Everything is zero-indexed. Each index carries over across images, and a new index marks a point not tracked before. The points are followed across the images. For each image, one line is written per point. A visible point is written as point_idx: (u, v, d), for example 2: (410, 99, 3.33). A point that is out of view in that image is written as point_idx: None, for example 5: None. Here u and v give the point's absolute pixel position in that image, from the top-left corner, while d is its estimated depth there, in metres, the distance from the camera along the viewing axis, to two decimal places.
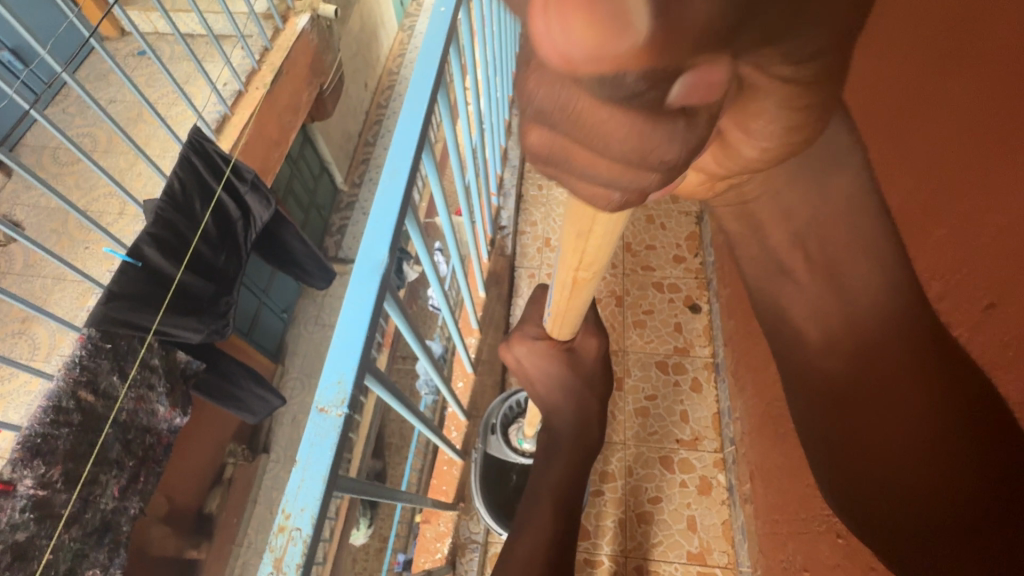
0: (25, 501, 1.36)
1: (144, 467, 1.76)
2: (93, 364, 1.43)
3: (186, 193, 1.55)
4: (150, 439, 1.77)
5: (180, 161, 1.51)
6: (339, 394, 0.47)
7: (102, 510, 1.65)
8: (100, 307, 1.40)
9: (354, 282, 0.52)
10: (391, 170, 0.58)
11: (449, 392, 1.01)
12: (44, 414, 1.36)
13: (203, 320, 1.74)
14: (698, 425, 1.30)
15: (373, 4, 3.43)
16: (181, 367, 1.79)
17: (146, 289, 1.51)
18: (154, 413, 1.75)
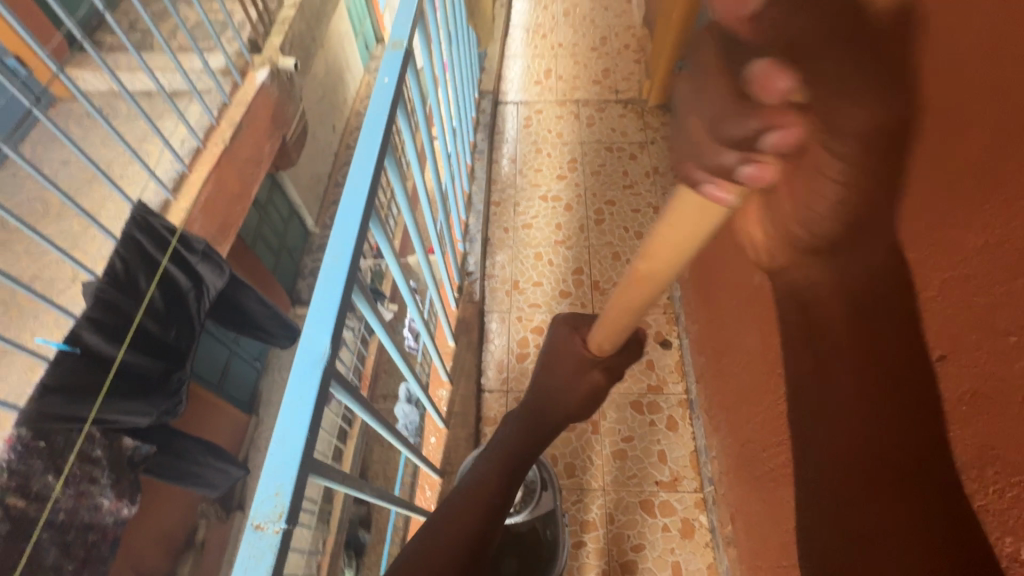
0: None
1: (88, 568, 1.69)
2: (25, 467, 1.42)
3: (129, 270, 1.56)
4: (93, 537, 1.70)
5: (123, 238, 1.50)
6: (276, 507, 0.44)
7: None
8: (31, 404, 1.39)
9: (294, 376, 0.50)
10: (334, 252, 0.58)
11: (417, 457, 0.98)
12: None
13: (152, 403, 1.70)
14: (676, 465, 1.28)
15: (337, 49, 3.47)
16: (128, 454, 1.72)
17: (81, 374, 1.48)
18: (97, 508, 1.70)
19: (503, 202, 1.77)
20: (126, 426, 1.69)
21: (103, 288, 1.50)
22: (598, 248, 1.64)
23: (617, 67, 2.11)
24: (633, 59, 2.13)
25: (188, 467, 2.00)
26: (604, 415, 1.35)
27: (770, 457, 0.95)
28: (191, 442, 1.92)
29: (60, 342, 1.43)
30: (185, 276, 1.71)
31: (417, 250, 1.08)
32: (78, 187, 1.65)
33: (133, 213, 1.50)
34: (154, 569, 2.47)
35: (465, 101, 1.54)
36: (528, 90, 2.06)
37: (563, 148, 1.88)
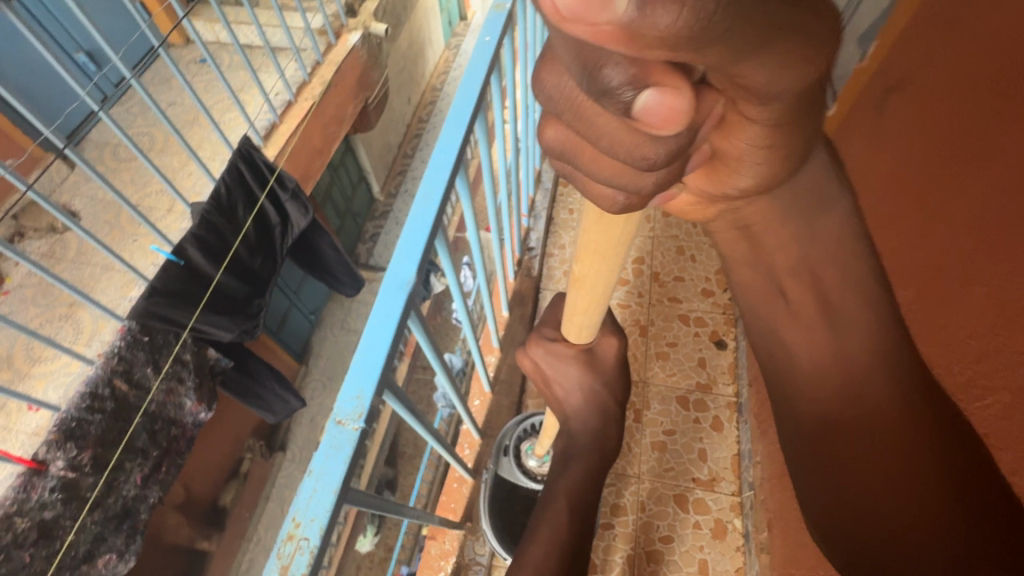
0: (55, 481, 1.42)
1: (167, 458, 1.82)
2: (131, 355, 1.52)
3: (231, 198, 1.67)
4: (175, 432, 1.83)
5: (228, 167, 1.62)
6: (356, 407, 0.48)
7: (124, 496, 1.70)
8: (142, 303, 1.50)
9: (382, 296, 0.53)
10: (425, 192, 0.60)
11: (463, 410, 1.03)
12: (81, 399, 1.43)
13: (235, 321, 1.86)
14: (716, 465, 1.26)
15: (422, 25, 3.56)
16: (210, 363, 1.87)
17: (182, 286, 1.59)
18: (181, 407, 1.82)
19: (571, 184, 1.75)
20: (211, 339, 1.83)
21: (209, 211, 1.61)
22: (662, 239, 1.59)
23: None
24: None
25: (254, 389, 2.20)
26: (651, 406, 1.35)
27: None
28: (262, 367, 2.14)
29: (169, 252, 1.55)
30: (275, 212, 1.90)
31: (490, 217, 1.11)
32: (182, 126, 1.79)
33: (240, 146, 1.61)
34: (203, 491, 2.64)
35: None
36: None
37: None
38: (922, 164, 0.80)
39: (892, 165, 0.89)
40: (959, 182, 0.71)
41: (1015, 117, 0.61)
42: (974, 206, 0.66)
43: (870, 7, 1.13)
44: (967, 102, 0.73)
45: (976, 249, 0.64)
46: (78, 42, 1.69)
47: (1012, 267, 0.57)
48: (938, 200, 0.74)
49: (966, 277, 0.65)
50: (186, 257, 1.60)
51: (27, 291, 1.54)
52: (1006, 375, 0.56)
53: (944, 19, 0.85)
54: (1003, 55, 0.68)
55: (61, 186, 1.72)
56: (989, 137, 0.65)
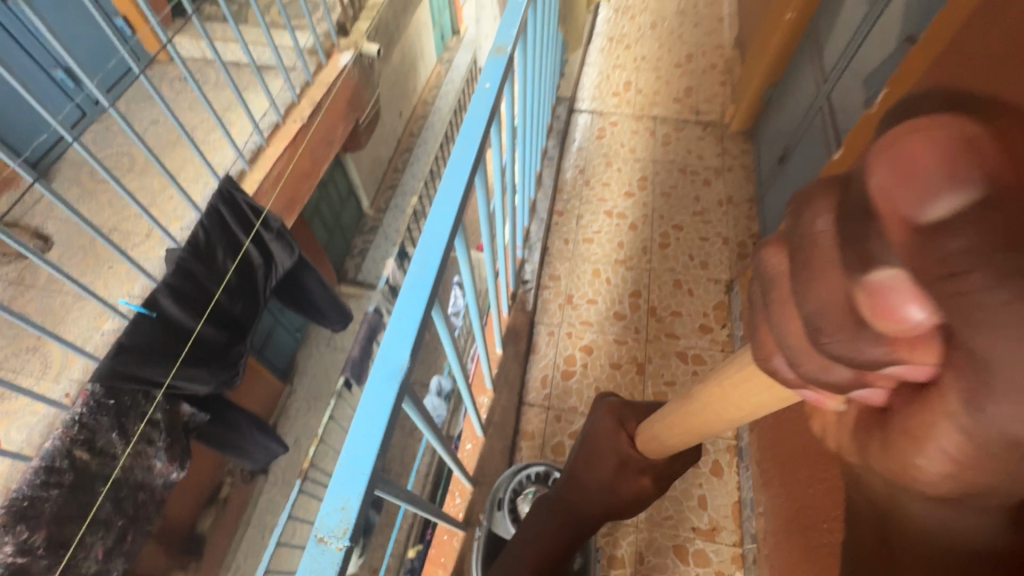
0: (2, 568, 1.34)
1: (133, 525, 1.73)
2: (93, 422, 1.43)
3: (210, 243, 1.60)
4: (143, 496, 1.73)
5: (207, 209, 1.55)
6: (341, 522, 0.42)
7: (84, 573, 1.60)
8: (107, 362, 1.40)
9: (372, 383, 0.48)
10: (420, 260, 0.55)
11: (455, 460, 0.97)
12: (34, 476, 1.35)
13: (212, 371, 1.76)
14: (717, 513, 1.22)
15: (415, 39, 3.53)
16: (184, 419, 1.76)
17: (154, 338, 1.50)
18: (150, 469, 1.72)
19: (566, 212, 1.70)
20: (187, 394, 1.73)
21: (185, 257, 1.53)
22: (659, 272, 1.57)
23: (701, 86, 2.04)
24: (718, 82, 2.04)
25: (233, 438, 2.10)
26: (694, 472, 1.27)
27: (829, 529, 0.87)
28: (240, 416, 2.04)
29: (140, 306, 1.46)
30: (260, 253, 1.78)
31: (484, 232, 1.04)
32: (163, 147, 1.72)
33: (220, 188, 1.53)
34: (180, 519, 2.53)
35: (544, 103, 1.50)
36: (604, 100, 1.98)
37: (635, 165, 1.80)
38: None
39: None
40: None
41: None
42: None
43: (876, 48, 1.13)
44: None
45: None
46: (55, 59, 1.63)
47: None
48: None
49: None
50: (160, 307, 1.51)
51: None
52: None
53: None
54: None
55: (33, 208, 1.64)
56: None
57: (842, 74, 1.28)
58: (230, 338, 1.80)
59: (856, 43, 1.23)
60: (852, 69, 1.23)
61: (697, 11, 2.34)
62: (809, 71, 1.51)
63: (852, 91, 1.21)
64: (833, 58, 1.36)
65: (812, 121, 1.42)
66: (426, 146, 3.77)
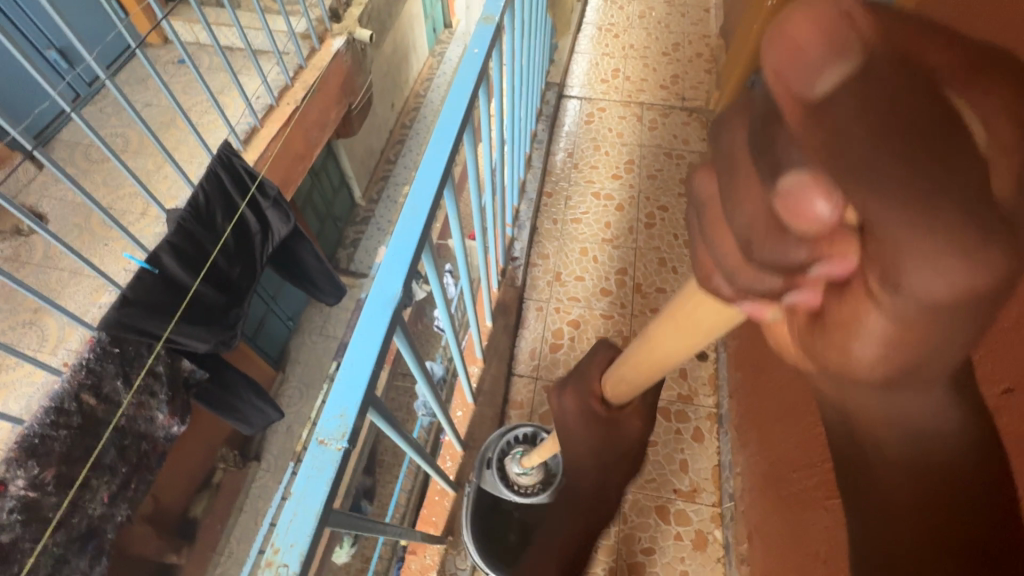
0: (15, 501, 1.38)
1: (136, 473, 1.77)
2: (100, 367, 1.46)
3: (209, 206, 1.64)
4: (146, 446, 1.78)
5: (207, 173, 1.59)
6: (339, 427, 0.47)
7: (90, 515, 1.65)
8: (113, 314, 1.44)
9: (367, 311, 0.52)
10: (412, 206, 0.59)
11: (445, 418, 1.00)
12: (44, 414, 1.37)
13: (212, 331, 1.82)
14: (697, 476, 1.27)
15: (407, 30, 3.56)
16: (184, 375, 1.82)
17: (156, 295, 1.55)
18: (152, 420, 1.77)
19: (555, 194, 1.74)
20: (186, 350, 1.79)
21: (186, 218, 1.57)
22: (645, 251, 1.62)
23: (687, 74, 2.09)
24: (702, 71, 2.10)
25: (231, 402, 2.15)
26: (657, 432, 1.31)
27: (799, 478, 0.92)
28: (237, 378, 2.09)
29: (143, 261, 1.50)
30: (255, 218, 1.86)
31: (476, 224, 1.11)
32: (157, 128, 1.74)
33: (220, 153, 1.59)
34: (174, 502, 2.55)
35: (533, 88, 1.54)
36: (592, 87, 2.03)
37: (622, 149, 1.84)
38: None
39: None
40: None
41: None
42: None
43: None
44: None
45: None
46: (49, 39, 1.64)
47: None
48: None
49: None
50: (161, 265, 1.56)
51: None
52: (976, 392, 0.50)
53: None
54: None
55: (28, 186, 1.66)
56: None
57: None
58: (228, 300, 1.89)
59: None
60: None
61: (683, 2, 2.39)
62: None
63: None
64: None
65: None
66: (418, 137, 3.80)
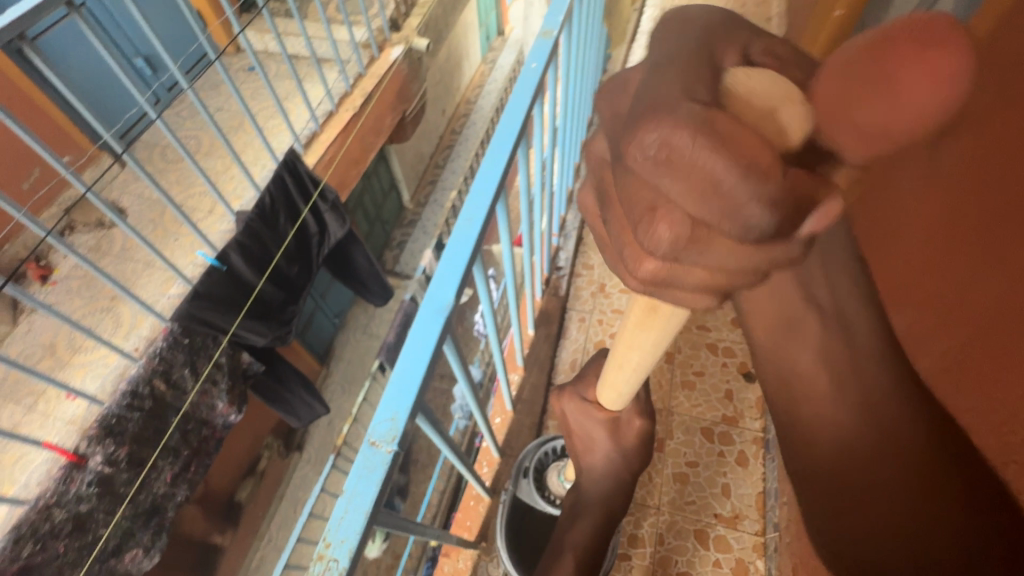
0: (93, 475, 1.47)
1: (196, 458, 1.88)
2: (170, 357, 1.58)
3: (274, 207, 1.73)
4: (206, 433, 1.88)
5: (273, 177, 1.69)
6: (390, 430, 0.48)
7: (154, 493, 1.75)
8: (185, 306, 1.56)
9: (420, 319, 0.54)
10: (467, 215, 0.60)
11: (484, 422, 1.01)
12: (122, 398, 1.48)
13: (270, 327, 1.96)
14: (740, 502, 1.22)
15: (461, 39, 3.63)
16: (243, 369, 1.93)
17: (223, 291, 1.66)
18: (213, 408, 1.87)
19: None
20: (246, 343, 1.91)
21: (253, 219, 1.67)
22: None
23: None
24: None
25: (282, 395, 2.26)
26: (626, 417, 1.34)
27: None
28: (289, 371, 2.20)
29: (214, 258, 1.60)
30: (316, 224, 1.98)
31: (523, 232, 1.11)
32: (227, 131, 1.86)
33: (286, 158, 1.68)
34: (221, 486, 2.67)
35: (585, 98, 1.54)
36: None
37: None
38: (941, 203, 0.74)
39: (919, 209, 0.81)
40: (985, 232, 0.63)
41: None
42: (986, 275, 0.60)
43: None
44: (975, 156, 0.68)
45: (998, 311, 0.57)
46: (137, 48, 1.79)
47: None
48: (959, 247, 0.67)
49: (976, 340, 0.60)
50: (229, 262, 1.66)
51: (74, 283, 1.61)
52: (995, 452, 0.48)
53: None
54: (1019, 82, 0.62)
55: (112, 182, 1.80)
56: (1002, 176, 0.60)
57: None
58: (287, 297, 2.01)
59: None
60: None
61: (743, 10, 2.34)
62: None
63: None
64: None
65: None
66: (467, 142, 3.87)
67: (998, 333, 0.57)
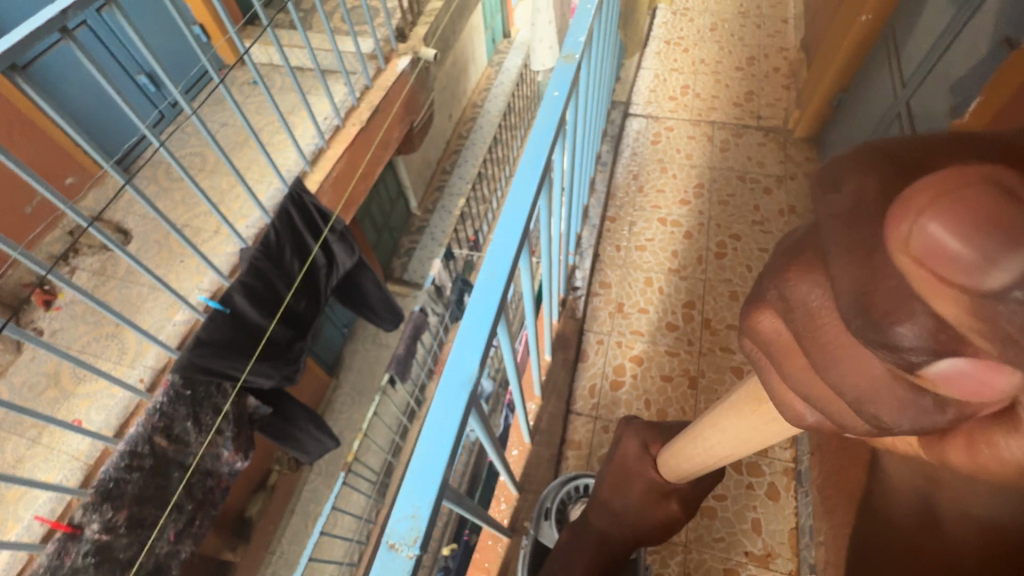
0: (89, 545, 1.41)
1: (201, 510, 1.83)
2: (172, 410, 1.50)
3: (280, 243, 1.67)
4: (210, 482, 1.83)
5: (280, 210, 1.64)
6: (411, 530, 0.43)
7: (157, 553, 1.69)
8: (187, 354, 1.48)
9: (442, 393, 0.48)
10: (488, 269, 0.55)
11: (501, 463, 0.95)
12: (120, 459, 1.42)
13: (277, 368, 1.86)
14: (772, 539, 1.16)
15: (467, 43, 3.58)
16: (249, 412, 1.86)
17: (229, 335, 1.58)
18: (218, 457, 1.81)
19: (619, 218, 1.66)
20: (254, 387, 1.84)
21: (258, 257, 1.61)
22: (714, 283, 1.52)
23: (763, 90, 1.98)
24: (781, 86, 1.98)
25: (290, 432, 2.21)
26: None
27: None
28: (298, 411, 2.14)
29: (216, 301, 1.53)
30: (323, 254, 1.93)
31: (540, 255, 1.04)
32: (232, 148, 1.82)
33: (292, 190, 1.64)
34: (231, 502, 2.63)
35: (599, 111, 1.48)
36: (659, 104, 1.93)
37: (691, 171, 1.74)
38: None
39: None
40: None
41: None
42: None
43: (966, 52, 1.05)
44: None
45: None
46: (140, 65, 1.75)
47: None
48: None
49: None
50: (233, 305, 1.58)
51: (78, 309, 1.57)
52: None
53: None
54: None
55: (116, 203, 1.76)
56: None
57: (925, 78, 1.20)
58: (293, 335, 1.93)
59: (944, 45, 1.15)
60: (936, 73, 1.15)
61: (759, 12, 2.27)
62: (885, 75, 1.42)
63: (937, 97, 1.12)
64: (914, 60, 1.27)
65: (887, 130, 1.34)
66: (474, 147, 3.83)
67: None
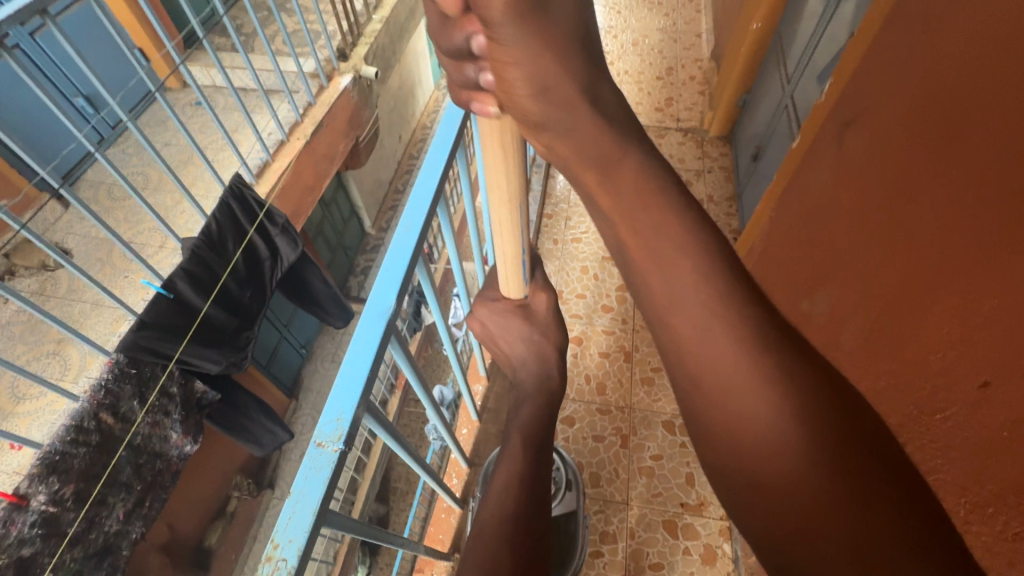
0: (36, 516, 1.40)
1: (151, 492, 1.79)
2: (117, 389, 1.51)
3: (222, 235, 1.72)
4: (160, 465, 1.81)
5: (220, 204, 1.67)
6: (336, 430, 0.50)
7: (106, 532, 1.65)
8: (131, 336, 1.51)
9: (362, 323, 0.56)
10: (405, 224, 0.62)
11: (451, 436, 1.01)
12: (65, 432, 1.42)
13: (223, 353, 1.90)
14: (704, 489, 1.26)
15: (412, 66, 3.70)
16: (197, 397, 1.87)
17: (171, 319, 1.62)
18: (166, 439, 1.82)
19: (555, 215, 1.78)
20: (199, 371, 1.85)
21: (200, 246, 1.65)
22: None
23: (681, 96, 2.17)
24: (697, 92, 2.18)
25: (241, 423, 2.21)
26: (563, 424, 1.37)
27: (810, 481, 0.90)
28: (247, 398, 2.15)
29: (159, 286, 1.57)
30: (265, 246, 1.95)
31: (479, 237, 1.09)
32: (176, 165, 1.84)
33: (231, 184, 1.67)
34: (188, 530, 2.54)
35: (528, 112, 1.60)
36: None
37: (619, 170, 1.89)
38: (885, 182, 0.83)
39: (861, 196, 0.89)
40: (928, 205, 0.71)
41: (964, 146, 0.65)
42: (932, 245, 0.69)
43: (827, 49, 1.23)
44: (914, 143, 0.77)
45: (954, 266, 0.64)
46: (77, 87, 1.76)
47: (979, 312, 0.59)
48: (901, 224, 0.77)
49: (927, 290, 0.69)
50: (176, 290, 1.63)
51: (15, 329, 1.55)
52: (973, 384, 0.59)
53: (885, 49, 0.89)
54: (945, 83, 0.72)
55: (54, 224, 1.75)
56: (949, 156, 0.68)
57: (803, 74, 1.38)
58: (239, 324, 1.96)
59: (813, 44, 1.33)
60: (809, 68, 1.34)
61: (675, 29, 2.50)
62: (776, 75, 1.62)
63: (810, 88, 1.30)
64: (794, 60, 1.46)
65: (778, 121, 1.52)
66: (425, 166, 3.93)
67: (943, 286, 0.66)
